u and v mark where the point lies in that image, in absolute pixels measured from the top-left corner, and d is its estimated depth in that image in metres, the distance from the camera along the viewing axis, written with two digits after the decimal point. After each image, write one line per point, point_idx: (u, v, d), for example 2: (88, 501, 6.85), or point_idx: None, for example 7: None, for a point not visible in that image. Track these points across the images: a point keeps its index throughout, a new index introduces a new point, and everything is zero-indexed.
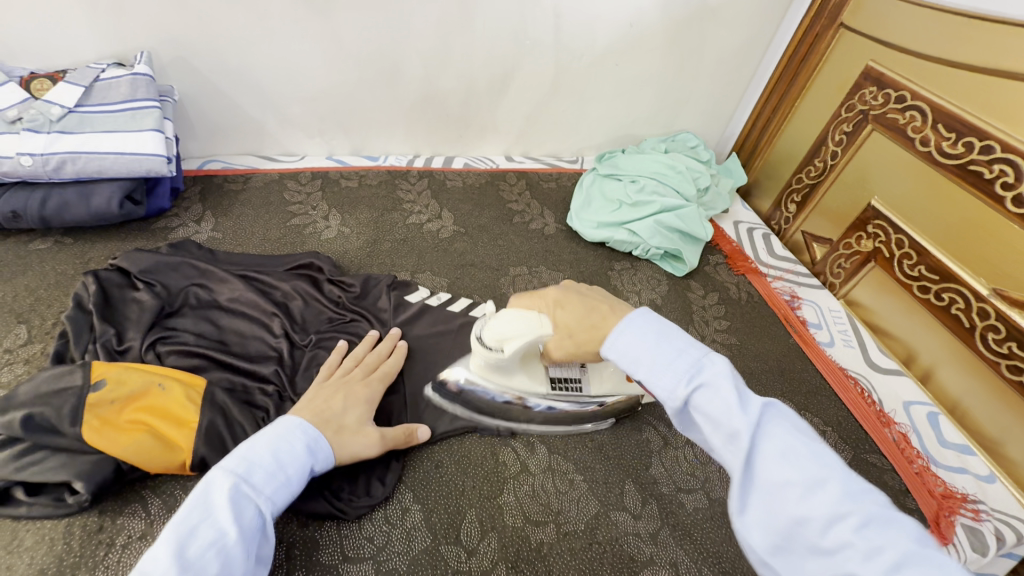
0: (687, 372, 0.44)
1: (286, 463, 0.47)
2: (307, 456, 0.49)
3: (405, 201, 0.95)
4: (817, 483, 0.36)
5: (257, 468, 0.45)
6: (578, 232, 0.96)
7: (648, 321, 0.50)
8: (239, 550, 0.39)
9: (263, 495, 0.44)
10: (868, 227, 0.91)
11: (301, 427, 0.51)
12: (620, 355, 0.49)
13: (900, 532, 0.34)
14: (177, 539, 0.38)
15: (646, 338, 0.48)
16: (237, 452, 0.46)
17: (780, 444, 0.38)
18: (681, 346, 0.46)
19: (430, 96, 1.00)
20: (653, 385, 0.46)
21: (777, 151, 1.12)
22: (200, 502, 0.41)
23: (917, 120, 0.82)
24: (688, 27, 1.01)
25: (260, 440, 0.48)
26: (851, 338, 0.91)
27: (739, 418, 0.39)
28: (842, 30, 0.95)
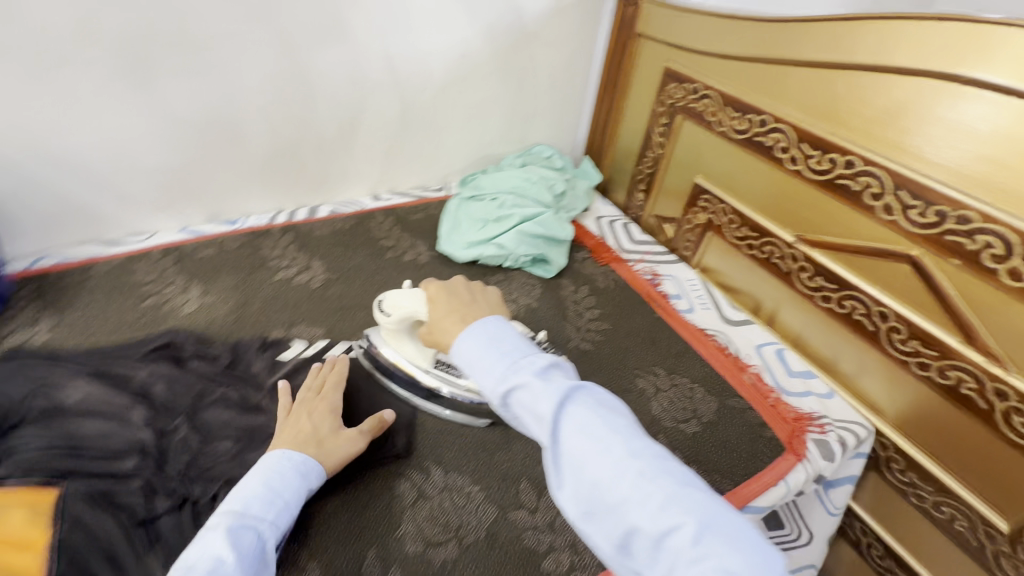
0: (505, 375, 0.48)
1: (281, 489, 0.55)
2: (301, 479, 0.57)
3: (271, 258, 0.93)
4: (606, 448, 0.43)
5: (252, 500, 0.53)
6: (450, 256, 1.00)
7: (485, 329, 0.52)
8: (235, 569, 0.47)
9: (263, 520, 0.53)
10: (699, 202, 1.04)
11: (296, 454, 0.59)
12: (460, 360, 0.51)
13: (668, 479, 0.41)
14: (183, 572, 0.47)
15: (479, 344, 0.51)
16: (233, 495, 0.54)
17: (578, 421, 0.44)
18: (508, 351, 0.50)
19: (280, 151, 1.00)
20: (477, 385, 0.50)
21: (618, 148, 1.24)
22: (205, 538, 0.50)
23: (711, 106, 0.96)
24: (514, 51, 1.10)
25: (253, 476, 0.56)
26: (707, 301, 1.01)
27: (546, 406, 0.45)
28: (640, 39, 1.09)
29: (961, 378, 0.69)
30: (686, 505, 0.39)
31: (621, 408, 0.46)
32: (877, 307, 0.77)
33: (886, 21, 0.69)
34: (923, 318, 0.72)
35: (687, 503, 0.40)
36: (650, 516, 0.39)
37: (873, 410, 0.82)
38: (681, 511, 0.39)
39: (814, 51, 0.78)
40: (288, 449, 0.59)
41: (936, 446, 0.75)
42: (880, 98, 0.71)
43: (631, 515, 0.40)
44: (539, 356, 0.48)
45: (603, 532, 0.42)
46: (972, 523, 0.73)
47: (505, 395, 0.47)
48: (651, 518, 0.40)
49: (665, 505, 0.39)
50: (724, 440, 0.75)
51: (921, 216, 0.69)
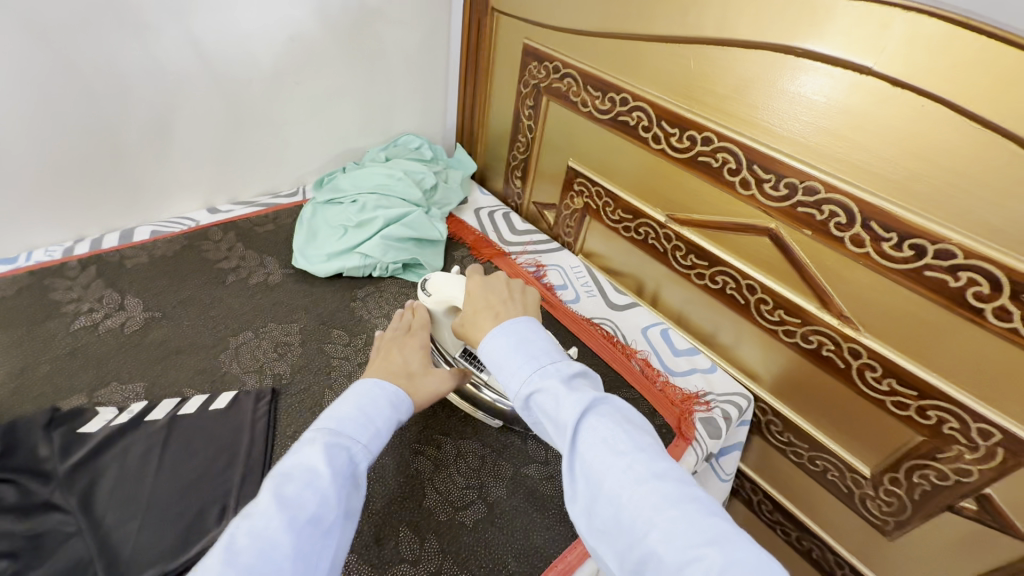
0: (530, 377, 0.48)
1: (376, 415, 0.50)
2: (392, 410, 0.52)
3: (66, 302, 0.74)
4: (629, 464, 0.40)
5: (349, 420, 0.48)
6: (307, 272, 0.87)
7: (519, 327, 0.52)
8: (332, 491, 0.42)
9: (359, 443, 0.47)
10: (575, 186, 1.00)
11: (387, 384, 0.54)
12: (487, 359, 0.52)
13: (691, 507, 0.38)
14: (276, 480, 0.42)
15: (508, 343, 0.51)
16: (327, 414, 0.49)
17: (600, 433, 0.42)
18: (538, 349, 0.50)
19: (63, 166, 0.80)
20: (502, 385, 0.50)
21: (489, 134, 1.16)
22: (299, 450, 0.45)
23: (574, 86, 0.91)
24: (357, 31, 0.97)
25: (348, 397, 0.51)
26: (592, 287, 0.98)
27: (567, 411, 0.44)
28: (495, 14, 1.00)
29: (822, 341, 0.72)
30: (708, 536, 0.36)
31: (648, 427, 0.44)
32: (745, 280, 0.78)
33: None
34: (785, 288, 0.74)
35: (710, 533, 0.36)
36: (668, 543, 0.36)
37: (751, 378, 0.85)
38: (705, 542, 0.35)
39: (663, 24, 0.75)
40: (380, 379, 0.55)
41: (806, 405, 0.79)
42: (728, 72, 0.70)
43: (649, 538, 0.37)
44: (566, 363, 0.48)
45: (618, 555, 0.39)
46: (842, 472, 0.77)
47: (528, 398, 0.47)
48: (670, 546, 0.36)
49: (687, 536, 0.36)
50: None
51: (774, 189, 0.69)
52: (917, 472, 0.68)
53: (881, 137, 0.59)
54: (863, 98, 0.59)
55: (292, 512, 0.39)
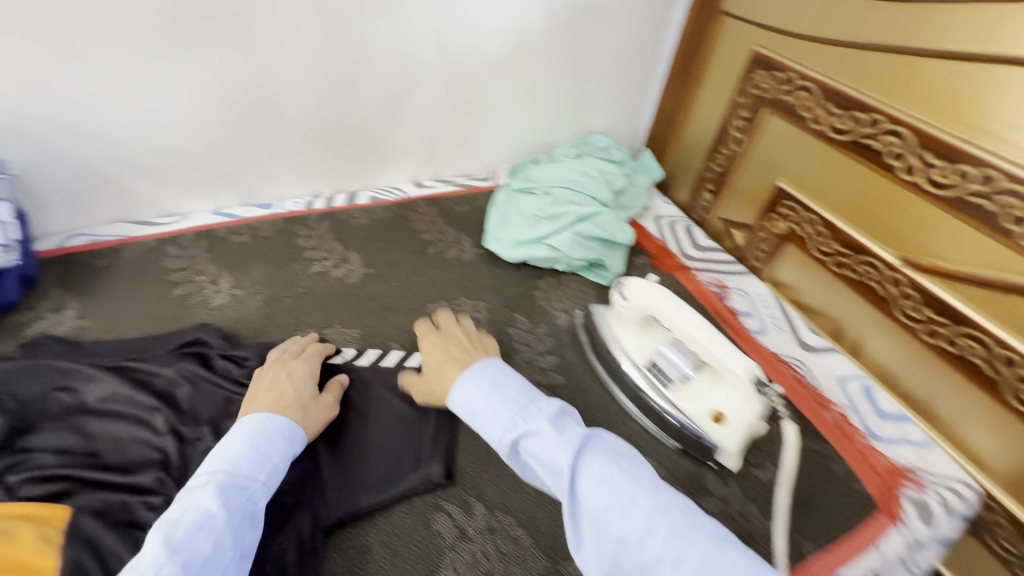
0: (513, 420, 0.52)
1: (268, 452, 0.53)
2: (286, 444, 0.55)
3: (306, 248, 0.87)
4: (633, 502, 0.44)
5: (240, 460, 0.51)
6: (497, 254, 0.91)
7: (486, 371, 0.58)
8: (227, 531, 0.45)
9: (254, 480, 0.50)
10: (779, 208, 0.91)
11: (279, 418, 0.56)
12: (463, 408, 0.57)
13: (700, 534, 0.42)
14: (166, 528, 0.44)
15: (482, 389, 0.56)
16: (215, 454, 0.51)
17: (597, 473, 0.46)
18: (510, 395, 0.55)
19: (319, 132, 0.93)
20: (487, 433, 0.54)
21: (685, 141, 1.11)
22: (187, 498, 0.47)
23: (808, 100, 0.83)
24: (577, 28, 0.99)
25: (238, 438, 0.53)
26: (780, 321, 0.90)
27: (560, 455, 0.48)
28: (725, 19, 0.95)
29: None
30: (723, 563, 0.40)
31: (637, 458, 0.49)
32: (1002, 350, 0.65)
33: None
34: None
35: (721, 559, 0.40)
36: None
37: (978, 466, 0.70)
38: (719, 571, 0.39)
39: (955, 42, 0.65)
40: (269, 413, 0.56)
41: None
42: None
43: None
44: (547, 403, 0.53)
45: None
46: None
47: (514, 442, 0.52)
48: None
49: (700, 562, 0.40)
50: (801, 491, 0.66)
51: None
52: None
53: None
54: None
55: (187, 554, 0.43)
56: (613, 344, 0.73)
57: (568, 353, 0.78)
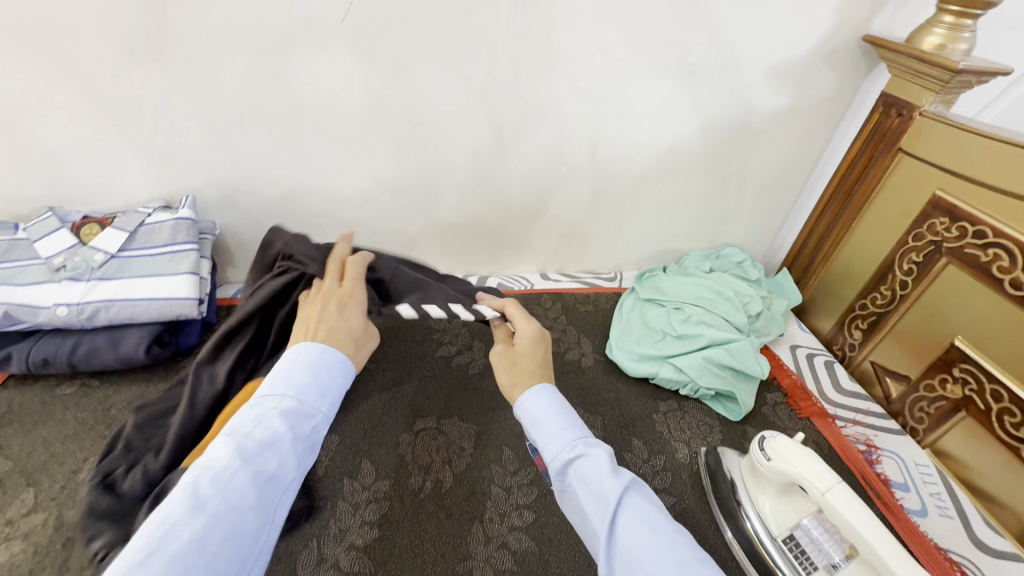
0: (574, 442, 0.51)
1: (329, 384, 0.51)
2: (341, 378, 0.53)
3: (436, 330, 0.91)
4: (671, 544, 0.42)
5: (307, 390, 0.49)
6: (618, 365, 0.89)
7: (557, 391, 0.56)
8: (292, 452, 0.45)
9: (316, 410, 0.49)
10: (953, 370, 0.80)
11: (336, 351, 0.53)
12: (527, 416, 0.55)
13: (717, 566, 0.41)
14: (236, 438, 0.44)
15: (551, 402, 0.55)
16: (278, 379, 0.49)
17: (640, 509, 0.45)
18: (575, 419, 0.54)
19: (464, 220, 0.99)
20: (542, 446, 0.53)
21: (835, 271, 1.03)
22: (256, 414, 0.46)
23: (1002, 260, 0.73)
24: (730, 149, 0.98)
25: (302, 366, 0.50)
26: (946, 504, 0.76)
27: (611, 485, 0.46)
28: (900, 155, 0.88)
29: None
30: None
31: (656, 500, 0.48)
32: None
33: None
34: None
35: None
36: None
37: None
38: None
39: None
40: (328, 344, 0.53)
41: None
42: None
43: None
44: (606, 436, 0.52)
45: None
46: None
47: (566, 462, 0.51)
48: None
49: None
50: None
51: None
52: None
53: None
54: None
55: (257, 466, 0.43)
56: (746, 502, 0.67)
57: (688, 497, 0.71)
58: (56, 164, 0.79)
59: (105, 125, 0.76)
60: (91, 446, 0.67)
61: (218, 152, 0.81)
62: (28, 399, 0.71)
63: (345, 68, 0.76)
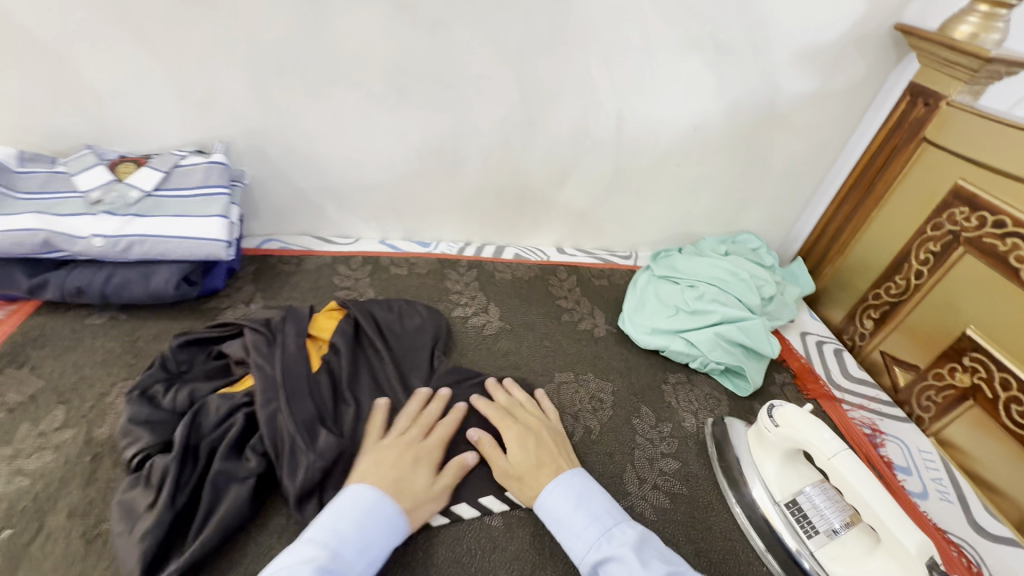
0: (598, 540, 0.54)
1: (372, 539, 0.52)
2: (388, 533, 0.54)
3: (452, 291, 0.93)
4: None
5: (347, 541, 0.51)
6: (631, 338, 0.90)
7: (572, 483, 0.60)
8: None
9: (354, 570, 0.50)
10: (964, 359, 0.80)
11: (388, 501, 0.55)
12: (547, 514, 0.58)
13: None
14: None
15: (569, 500, 0.58)
16: (323, 524, 0.52)
17: None
18: (597, 512, 0.57)
19: (486, 188, 1.01)
20: (568, 546, 0.56)
21: (850, 260, 1.04)
22: (291, 567, 0.47)
23: (1021, 249, 0.73)
24: (754, 132, 0.98)
25: (350, 514, 0.53)
26: (947, 489, 0.77)
27: None
28: (924, 145, 0.88)
29: None
30: None
31: None
32: None
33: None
34: None
35: None
36: None
37: None
38: None
39: None
40: (366, 487, 0.56)
41: None
42: None
43: None
44: (630, 528, 0.55)
45: None
46: None
47: (595, 562, 0.53)
48: None
49: None
50: None
51: None
52: None
53: None
54: None
55: None
56: (750, 470, 0.68)
57: (692, 463, 0.72)
58: (96, 103, 0.81)
59: (146, 68, 0.78)
60: (119, 373, 0.69)
61: (253, 101, 0.83)
62: (59, 326, 0.74)
63: (381, 24, 0.78)
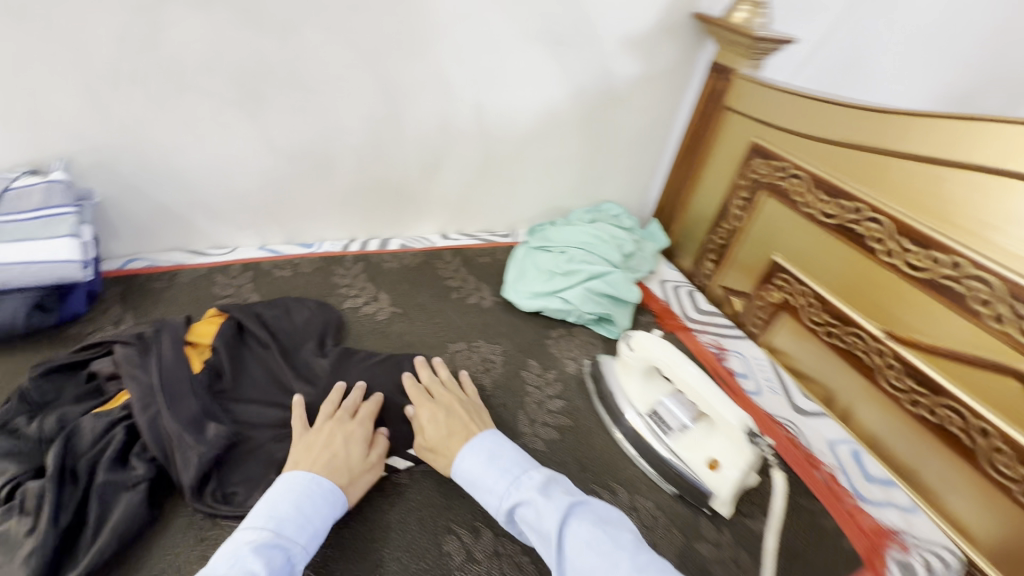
0: (512, 489, 0.59)
1: (312, 514, 0.54)
2: (328, 508, 0.56)
3: (341, 285, 0.96)
4: (614, 565, 0.50)
5: (287, 521, 0.52)
6: (515, 304, 0.99)
7: (484, 442, 0.64)
8: None
9: (297, 544, 0.52)
10: (774, 280, 1.00)
11: (324, 480, 0.58)
12: (463, 477, 0.62)
13: None
14: None
15: (481, 460, 0.62)
16: (262, 512, 0.53)
17: (582, 537, 0.53)
18: (508, 465, 0.61)
19: (362, 183, 1.04)
20: (485, 500, 0.60)
21: (689, 214, 1.22)
22: (232, 554, 0.49)
23: (799, 187, 0.93)
24: (598, 111, 1.12)
25: (287, 496, 0.55)
26: (775, 384, 0.96)
27: (551, 521, 0.54)
28: (727, 112, 1.08)
29: None
30: None
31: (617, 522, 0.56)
32: (978, 423, 0.71)
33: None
34: None
35: None
36: None
37: (962, 534, 0.75)
38: None
39: (918, 145, 0.76)
40: (302, 472, 0.58)
41: None
42: (999, 204, 0.68)
43: None
44: (537, 473, 0.60)
45: None
46: None
47: (510, 510, 0.58)
48: None
49: None
50: (789, 541, 0.70)
51: None
52: None
53: None
54: None
55: None
56: (620, 392, 0.80)
57: (574, 398, 0.83)
58: None
59: None
60: None
61: (92, 115, 0.79)
62: None
63: (228, 29, 0.78)
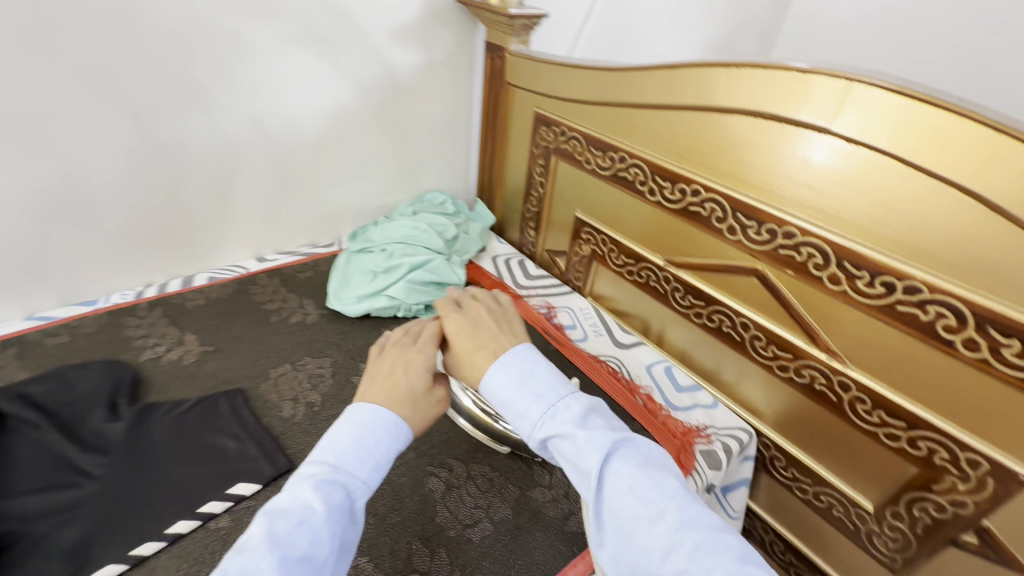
0: (546, 419, 0.50)
1: (374, 446, 0.49)
2: (391, 439, 0.50)
3: (136, 337, 0.87)
4: (658, 515, 0.42)
5: (347, 455, 0.48)
6: (340, 311, 0.97)
7: (518, 359, 0.54)
8: (325, 528, 0.42)
9: (358, 479, 0.47)
10: (581, 234, 1.10)
11: (384, 412, 0.51)
12: (494, 399, 0.53)
13: (727, 552, 0.40)
14: (273, 516, 0.42)
15: (513, 379, 0.53)
16: (324, 445, 0.49)
17: (624, 480, 0.45)
18: (545, 388, 0.52)
19: (140, 222, 0.94)
20: (513, 426, 0.52)
21: (504, 189, 1.28)
22: (293, 487, 0.44)
23: (578, 146, 1.03)
24: (391, 104, 1.12)
25: (349, 428, 0.50)
26: (599, 327, 1.05)
27: (589, 458, 0.46)
28: (507, 89, 1.15)
29: (813, 376, 0.77)
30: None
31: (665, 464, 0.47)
32: (739, 318, 0.85)
33: (722, 69, 0.74)
34: (775, 324, 0.80)
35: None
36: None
37: (754, 413, 0.89)
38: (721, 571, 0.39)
39: (647, 95, 0.86)
40: (372, 403, 0.52)
41: (811, 441, 0.82)
42: (711, 135, 0.79)
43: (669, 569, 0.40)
44: (575, 401, 0.50)
45: None
46: (845, 506, 0.80)
47: (543, 440, 0.50)
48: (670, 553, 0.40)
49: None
50: None
51: (757, 234, 0.77)
52: (918, 503, 0.70)
53: (872, 196, 0.64)
54: (847, 164, 0.65)
55: (284, 550, 0.39)
56: None
57: None
58: None
59: None
60: None
61: None
62: None
63: None
